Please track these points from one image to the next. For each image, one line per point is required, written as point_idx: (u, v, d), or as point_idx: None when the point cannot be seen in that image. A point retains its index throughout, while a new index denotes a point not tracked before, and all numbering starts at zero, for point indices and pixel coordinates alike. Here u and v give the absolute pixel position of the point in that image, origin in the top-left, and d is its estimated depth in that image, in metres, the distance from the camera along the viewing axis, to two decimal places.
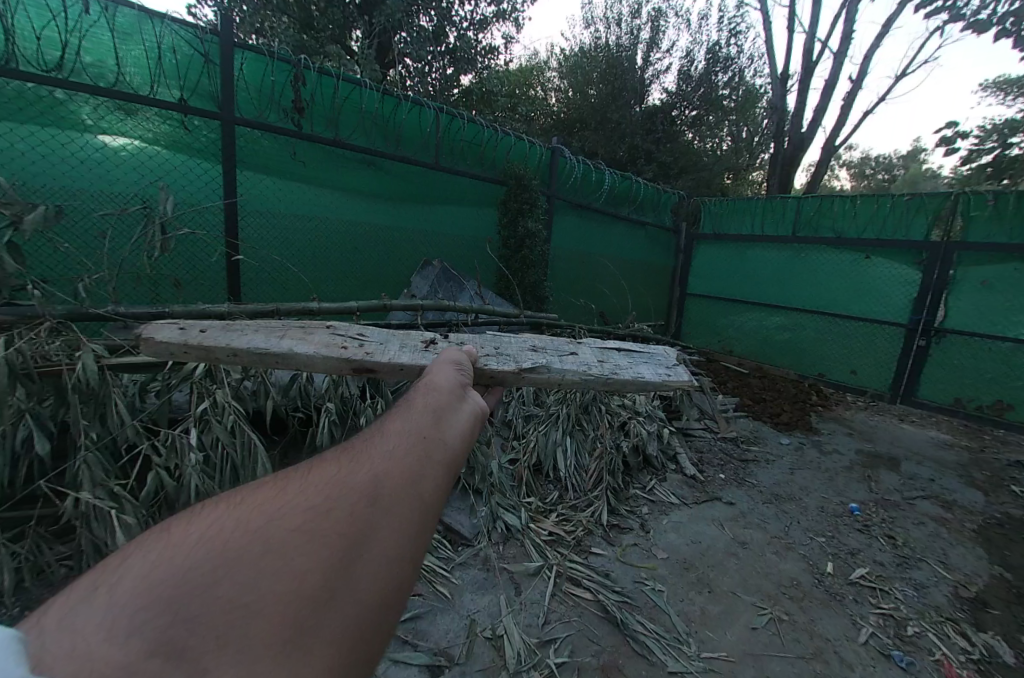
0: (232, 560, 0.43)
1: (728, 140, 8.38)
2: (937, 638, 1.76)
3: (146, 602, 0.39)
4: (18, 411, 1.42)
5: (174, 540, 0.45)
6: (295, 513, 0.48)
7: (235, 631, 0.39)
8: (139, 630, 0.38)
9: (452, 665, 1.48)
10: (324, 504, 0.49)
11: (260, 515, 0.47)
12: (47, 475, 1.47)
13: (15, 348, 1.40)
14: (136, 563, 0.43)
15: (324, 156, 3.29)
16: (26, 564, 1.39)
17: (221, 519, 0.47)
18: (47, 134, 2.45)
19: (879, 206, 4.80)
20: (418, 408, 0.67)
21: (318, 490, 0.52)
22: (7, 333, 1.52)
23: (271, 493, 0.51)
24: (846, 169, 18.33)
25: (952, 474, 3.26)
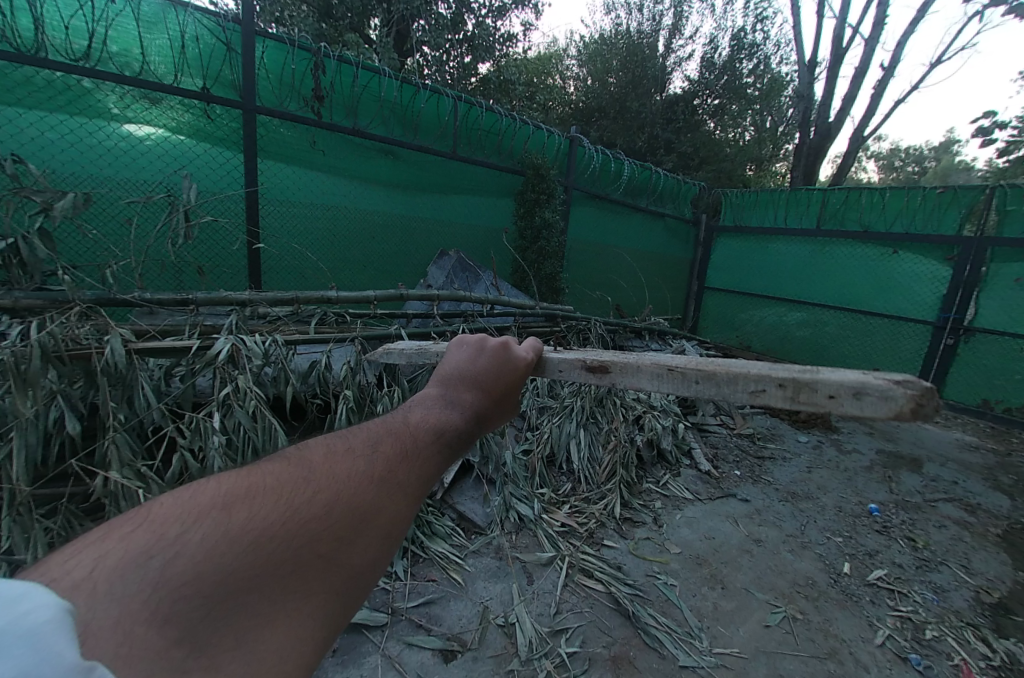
0: (269, 566, 0.40)
1: (751, 129, 8.16)
2: (956, 643, 1.72)
3: (185, 589, 0.36)
4: (51, 393, 1.46)
5: (224, 519, 0.41)
6: (336, 525, 0.45)
7: (247, 642, 0.37)
8: (174, 617, 0.35)
9: (465, 651, 1.50)
10: (355, 523, 0.46)
11: (305, 516, 0.44)
12: (78, 455, 1.52)
13: (47, 332, 1.45)
14: (185, 531, 0.39)
15: (343, 145, 3.30)
16: (58, 539, 1.43)
17: (270, 503, 0.44)
18: (75, 122, 2.50)
19: (909, 198, 4.65)
20: (458, 435, 0.64)
21: (359, 499, 0.48)
22: (39, 318, 1.57)
23: (321, 487, 0.47)
24: (874, 160, 17.80)
25: (977, 477, 3.17)
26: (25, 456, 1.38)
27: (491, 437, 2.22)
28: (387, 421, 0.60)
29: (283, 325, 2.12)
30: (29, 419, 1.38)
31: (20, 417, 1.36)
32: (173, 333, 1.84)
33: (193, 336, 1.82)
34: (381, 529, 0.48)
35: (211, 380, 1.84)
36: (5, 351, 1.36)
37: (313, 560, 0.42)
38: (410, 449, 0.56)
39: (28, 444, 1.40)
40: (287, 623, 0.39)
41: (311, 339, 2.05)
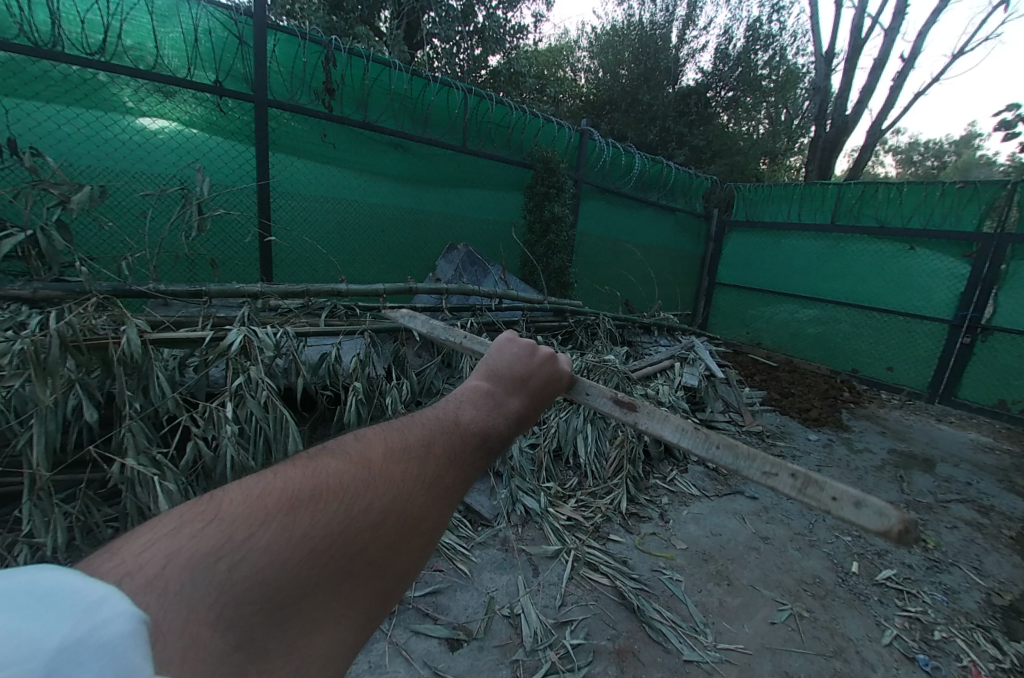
0: (323, 573, 0.41)
1: (766, 123, 8.02)
2: (965, 644, 1.71)
3: (249, 594, 0.37)
4: (69, 381, 1.49)
5: (289, 524, 0.41)
6: (383, 535, 0.45)
7: (298, 647, 0.37)
8: (237, 623, 0.36)
9: (470, 640, 1.52)
10: (404, 532, 0.47)
11: (361, 524, 0.45)
12: (95, 441, 1.56)
13: (65, 322, 1.48)
14: (254, 531, 0.40)
15: (354, 138, 3.31)
16: (76, 522, 1.47)
17: (331, 507, 0.44)
18: (90, 116, 2.54)
19: (927, 193, 4.55)
20: (504, 439, 0.64)
21: (409, 510, 0.48)
22: (57, 308, 1.60)
23: (378, 492, 0.48)
24: (892, 154, 17.36)
25: (991, 478, 3.13)
26: (45, 442, 1.42)
27: None
28: (439, 417, 0.61)
29: (294, 317, 2.15)
30: (48, 407, 1.42)
31: (40, 404, 1.40)
32: (187, 324, 1.87)
33: (207, 328, 1.84)
34: (425, 540, 0.49)
35: (225, 371, 1.86)
36: (25, 340, 1.40)
37: (363, 570, 0.43)
38: (459, 454, 0.57)
39: (47, 430, 1.43)
40: (333, 630, 0.40)
41: (321, 331, 2.07)
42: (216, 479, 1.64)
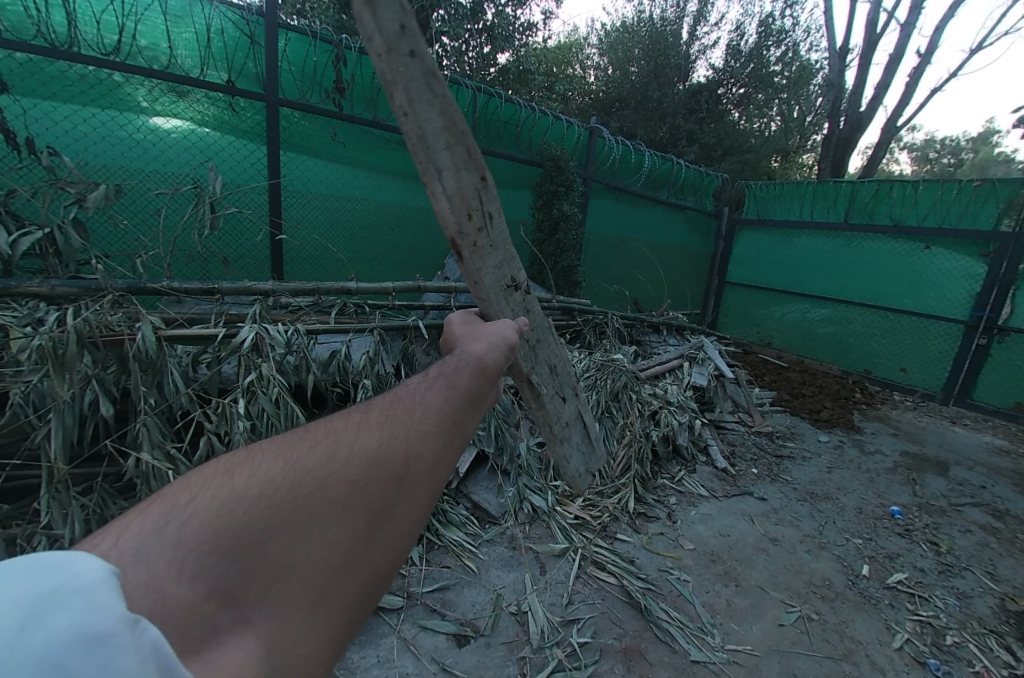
0: (279, 516, 0.42)
1: (778, 120, 7.91)
2: (978, 649, 1.68)
3: (204, 544, 0.39)
4: (85, 377, 1.52)
5: (231, 483, 0.43)
6: (339, 477, 0.47)
7: (273, 589, 0.39)
8: (201, 572, 0.37)
9: (477, 636, 1.53)
10: (360, 472, 0.49)
11: (310, 473, 0.46)
12: (110, 435, 1.58)
13: (83, 318, 1.51)
14: (198, 496, 0.42)
15: (363, 136, 3.32)
16: (94, 515, 1.50)
17: (274, 462, 0.46)
18: (105, 116, 2.58)
19: (944, 191, 4.45)
20: (453, 383, 0.66)
21: (361, 455, 0.50)
22: (74, 304, 1.63)
23: (322, 447, 0.50)
24: (906, 151, 17.03)
25: (1006, 481, 3.08)
26: (62, 435, 1.45)
27: (506, 428, 2.27)
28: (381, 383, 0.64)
29: (305, 314, 2.17)
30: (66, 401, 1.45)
31: (58, 398, 1.43)
32: (200, 321, 1.90)
33: (219, 325, 1.87)
34: (387, 475, 0.50)
35: (236, 367, 1.88)
36: (43, 336, 1.43)
37: (324, 509, 0.45)
38: (403, 404, 0.59)
39: (65, 424, 1.47)
40: (305, 567, 0.41)
41: (331, 329, 2.10)
42: None
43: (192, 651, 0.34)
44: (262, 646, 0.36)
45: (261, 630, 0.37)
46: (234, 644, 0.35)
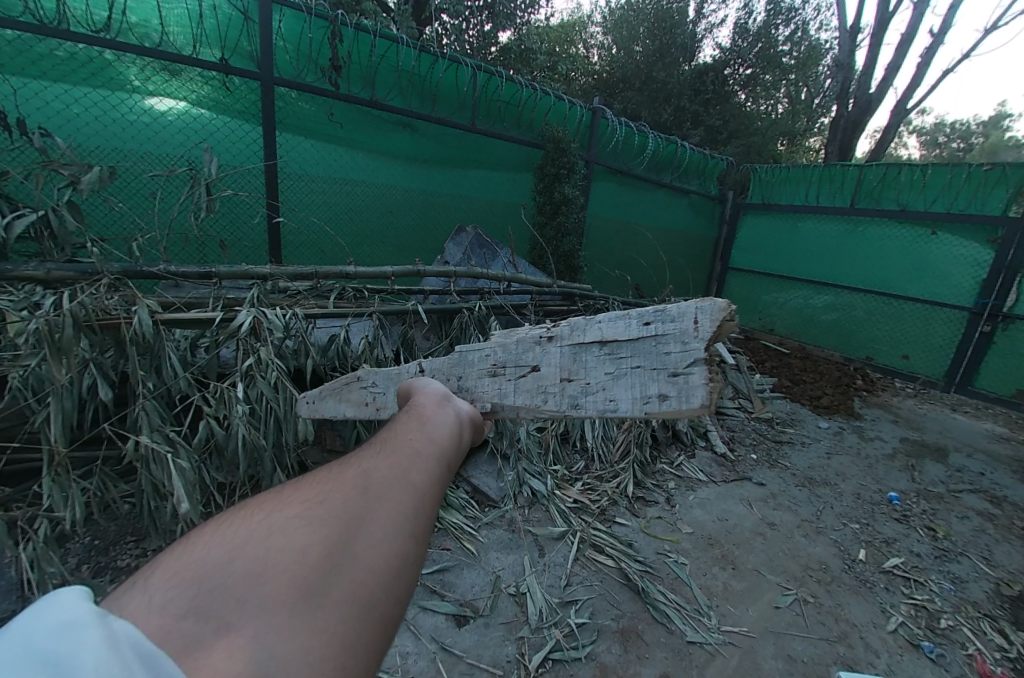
0: (246, 543, 0.45)
1: (785, 101, 7.74)
2: (972, 633, 1.70)
3: (174, 582, 0.42)
4: (83, 361, 1.52)
5: (198, 538, 0.48)
6: (302, 506, 0.50)
7: (253, 595, 0.41)
8: (176, 598, 0.40)
9: (476, 617, 1.55)
10: (321, 498, 0.52)
11: (271, 510, 0.50)
12: (110, 419, 1.58)
13: (78, 302, 1.49)
14: (168, 556, 0.46)
15: (360, 117, 3.26)
16: (94, 498, 1.51)
17: (237, 516, 0.50)
18: (97, 95, 2.53)
19: (952, 176, 4.38)
20: (401, 426, 0.70)
21: (322, 489, 0.54)
22: (70, 288, 1.61)
23: (284, 494, 0.54)
24: (914, 135, 16.63)
25: (1005, 468, 3.08)
26: (62, 419, 1.46)
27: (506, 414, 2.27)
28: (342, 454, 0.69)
29: (302, 299, 2.16)
30: (64, 385, 1.44)
31: (57, 383, 1.43)
32: (197, 306, 1.90)
33: (217, 309, 1.86)
34: (350, 492, 0.53)
35: (234, 352, 1.87)
36: (38, 319, 1.40)
37: (290, 528, 0.47)
38: (357, 451, 0.64)
39: (64, 409, 1.47)
40: (282, 573, 0.42)
41: (330, 313, 2.07)
42: (228, 459, 1.64)
43: (180, 651, 0.36)
44: (249, 641, 0.37)
45: (241, 630, 0.38)
46: (219, 644, 0.36)
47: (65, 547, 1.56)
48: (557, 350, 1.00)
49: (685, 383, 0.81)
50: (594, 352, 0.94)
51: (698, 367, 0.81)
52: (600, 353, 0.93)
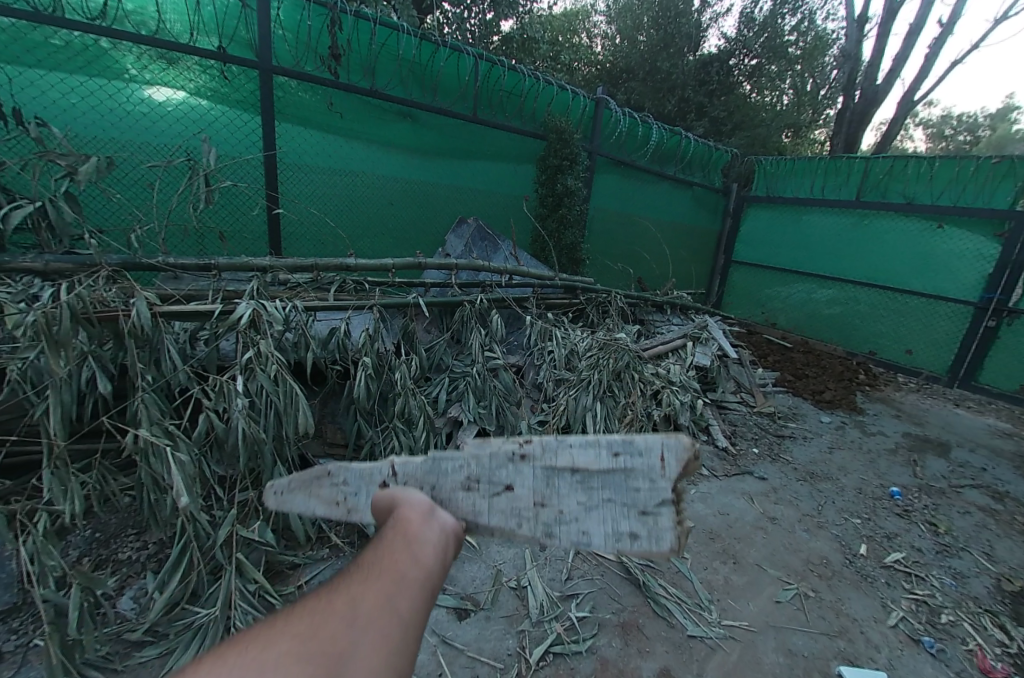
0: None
1: (791, 92, 7.65)
2: (973, 629, 1.70)
3: None
4: (82, 353, 1.52)
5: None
6: (288, 654, 0.54)
7: None
8: None
9: (477, 611, 1.56)
10: (308, 639, 0.56)
11: (259, 656, 0.54)
12: (109, 412, 1.57)
13: (76, 293, 1.48)
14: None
15: (360, 107, 3.22)
16: (94, 491, 1.50)
17: (227, 654, 0.54)
18: (94, 84, 2.50)
19: (960, 168, 4.34)
20: (394, 538, 0.72)
21: (309, 626, 0.57)
22: (68, 280, 1.60)
23: (275, 629, 0.58)
24: (920, 127, 16.43)
25: (1007, 464, 3.08)
26: (61, 412, 1.43)
27: (507, 407, 2.34)
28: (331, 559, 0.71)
29: (302, 291, 2.15)
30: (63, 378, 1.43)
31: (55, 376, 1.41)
32: (197, 298, 1.88)
33: (216, 301, 1.85)
34: (335, 638, 0.56)
35: (234, 345, 1.87)
36: (36, 311, 1.38)
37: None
38: (348, 570, 0.67)
39: (63, 402, 1.45)
40: None
41: (330, 306, 2.09)
42: (229, 452, 1.61)
43: None
44: None
45: None
46: None
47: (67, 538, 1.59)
48: (530, 470, 0.97)
49: (656, 524, 0.91)
50: (567, 477, 0.95)
51: (666, 508, 0.91)
52: (573, 479, 0.95)
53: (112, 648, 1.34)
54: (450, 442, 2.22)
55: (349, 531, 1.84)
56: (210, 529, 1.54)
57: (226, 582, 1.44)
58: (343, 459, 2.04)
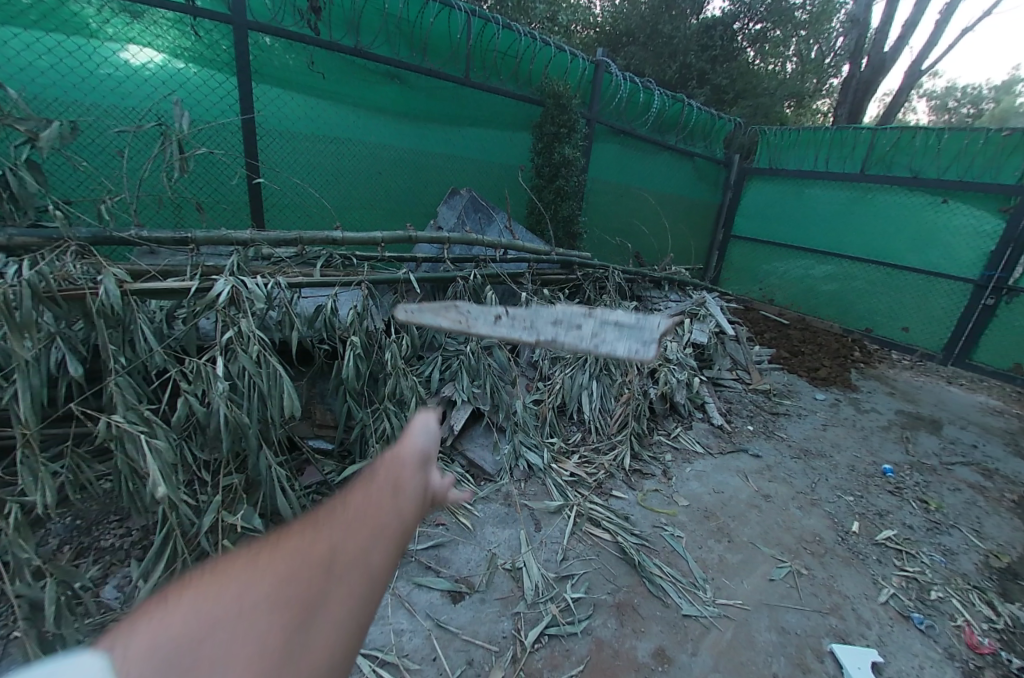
0: None
1: (795, 60, 7.41)
2: (961, 605, 1.75)
3: None
4: (49, 334, 1.46)
5: None
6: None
7: None
8: None
9: (472, 593, 1.57)
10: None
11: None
12: (81, 397, 1.51)
13: (36, 270, 1.39)
14: None
15: (345, 68, 3.05)
16: (69, 478, 1.45)
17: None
18: (52, 39, 2.33)
19: (969, 141, 4.26)
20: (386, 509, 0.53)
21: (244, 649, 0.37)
22: (30, 256, 1.52)
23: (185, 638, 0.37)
24: (922, 99, 16.12)
25: (997, 441, 3.14)
26: (30, 396, 1.38)
27: (502, 386, 2.31)
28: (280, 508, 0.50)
29: (286, 267, 2.08)
30: (28, 362, 1.37)
31: (18, 359, 1.36)
32: (174, 274, 1.79)
33: (194, 278, 1.76)
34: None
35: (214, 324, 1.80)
36: None
37: None
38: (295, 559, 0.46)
39: (31, 386, 1.39)
40: None
41: (316, 283, 2.00)
42: (211, 435, 1.56)
43: None
44: None
45: None
46: None
47: (45, 527, 1.57)
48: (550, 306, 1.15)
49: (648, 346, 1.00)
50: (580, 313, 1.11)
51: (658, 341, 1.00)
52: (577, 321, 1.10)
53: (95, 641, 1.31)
54: (444, 423, 2.20)
55: None
56: (193, 517, 1.49)
57: None
58: (333, 441, 2.03)
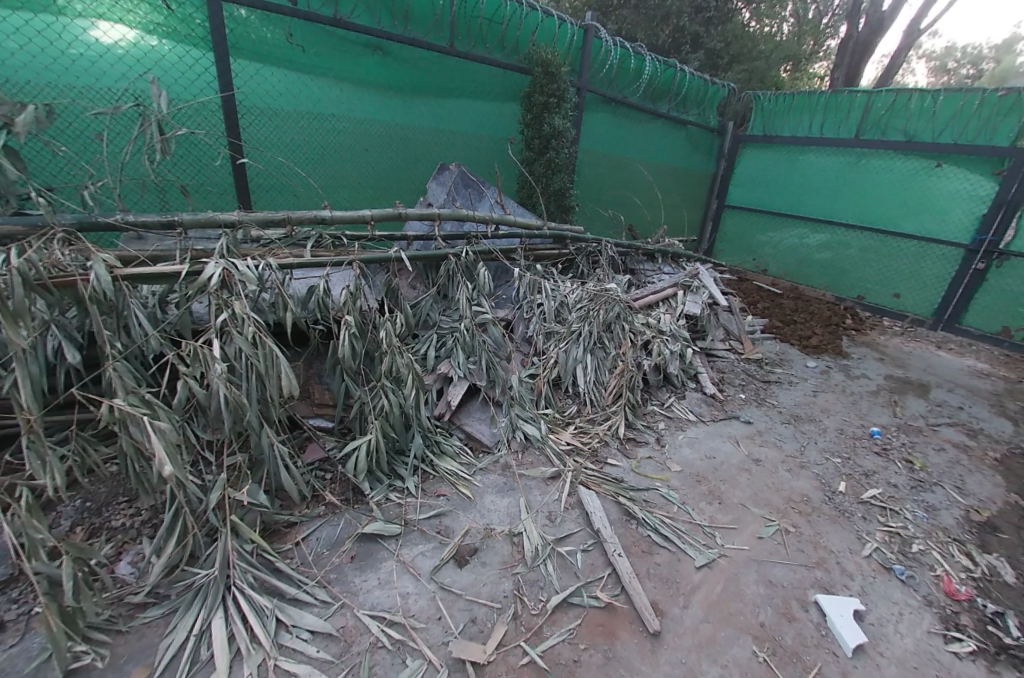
0: None
1: (791, 21, 7.23)
2: (941, 556, 1.83)
3: None
4: (44, 322, 1.46)
5: None
6: None
7: None
8: None
9: (473, 559, 1.63)
10: None
11: None
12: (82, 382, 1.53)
13: (26, 258, 1.36)
14: None
15: (325, 39, 2.95)
16: (75, 462, 1.48)
17: None
18: (18, 18, 2.23)
19: (964, 102, 4.19)
20: None
21: None
22: (17, 244, 1.49)
23: None
24: (920, 59, 15.73)
25: (983, 402, 3.21)
26: (31, 383, 1.38)
27: (497, 362, 2.33)
28: None
29: (277, 248, 2.07)
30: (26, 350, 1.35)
31: (16, 347, 1.32)
32: (164, 259, 1.79)
33: (185, 261, 1.76)
34: None
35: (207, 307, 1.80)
36: None
37: None
38: None
39: (30, 374, 1.38)
40: None
41: (307, 263, 1.99)
42: (213, 416, 1.58)
43: None
44: None
45: None
46: None
47: (56, 510, 1.61)
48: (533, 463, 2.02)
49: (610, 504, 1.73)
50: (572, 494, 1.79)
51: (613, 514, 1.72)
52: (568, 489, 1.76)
53: (115, 611, 1.37)
54: (441, 399, 2.24)
55: (343, 488, 1.88)
56: (201, 494, 1.53)
57: (223, 544, 1.46)
58: (333, 418, 2.07)
